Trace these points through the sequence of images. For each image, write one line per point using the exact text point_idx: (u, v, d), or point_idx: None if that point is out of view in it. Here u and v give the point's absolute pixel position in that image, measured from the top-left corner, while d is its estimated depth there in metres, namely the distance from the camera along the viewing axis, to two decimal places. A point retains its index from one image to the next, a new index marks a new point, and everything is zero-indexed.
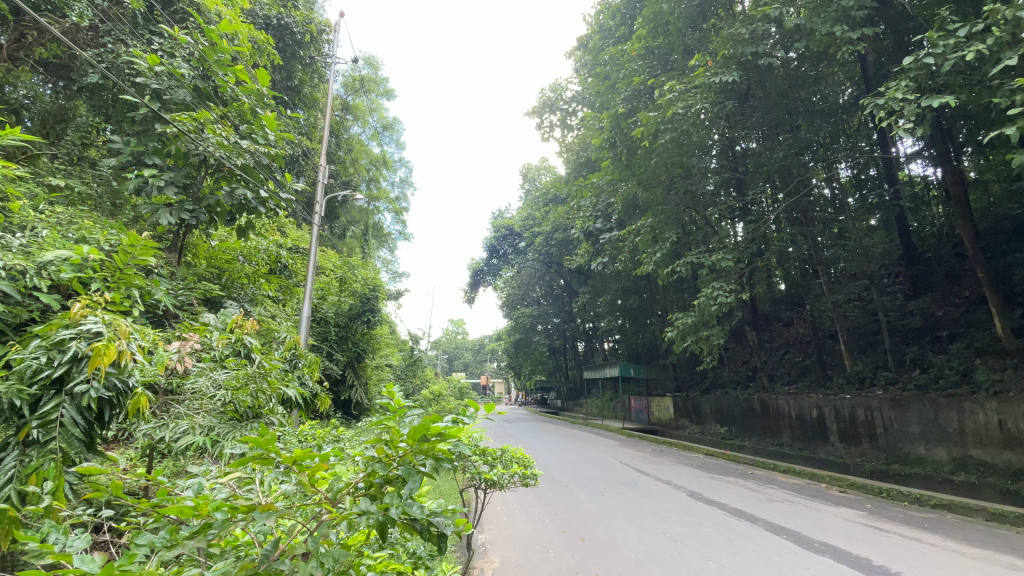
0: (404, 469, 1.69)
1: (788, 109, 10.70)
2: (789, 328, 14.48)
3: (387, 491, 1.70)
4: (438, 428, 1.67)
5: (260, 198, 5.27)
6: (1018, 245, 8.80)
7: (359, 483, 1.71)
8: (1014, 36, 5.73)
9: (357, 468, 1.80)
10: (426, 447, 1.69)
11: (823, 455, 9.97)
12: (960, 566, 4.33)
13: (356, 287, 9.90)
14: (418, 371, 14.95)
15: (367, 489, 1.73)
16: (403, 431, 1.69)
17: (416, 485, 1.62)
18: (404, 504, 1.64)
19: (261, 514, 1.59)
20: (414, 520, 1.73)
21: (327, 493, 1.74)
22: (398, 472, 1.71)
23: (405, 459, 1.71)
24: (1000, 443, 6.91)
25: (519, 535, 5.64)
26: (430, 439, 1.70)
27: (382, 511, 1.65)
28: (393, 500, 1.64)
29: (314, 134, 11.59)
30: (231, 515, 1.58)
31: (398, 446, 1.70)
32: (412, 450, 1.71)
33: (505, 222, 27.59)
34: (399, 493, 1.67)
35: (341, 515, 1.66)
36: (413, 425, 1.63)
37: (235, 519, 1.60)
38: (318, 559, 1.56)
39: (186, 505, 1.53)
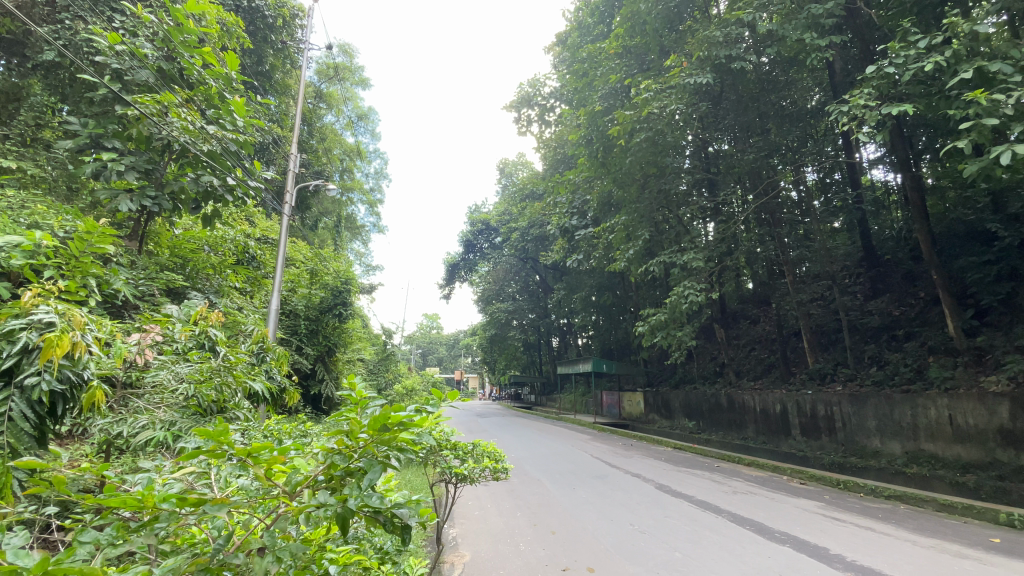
0: (363, 460, 1.65)
1: (759, 112, 10.97)
2: (755, 325, 14.90)
3: (347, 483, 1.66)
4: (400, 417, 1.63)
5: (227, 186, 5.09)
6: (970, 249, 9.20)
7: (318, 476, 1.66)
8: (970, 50, 5.99)
9: (316, 460, 1.75)
10: (387, 437, 1.66)
11: (785, 448, 10.35)
12: (912, 554, 4.54)
13: (328, 280, 9.74)
14: (391, 365, 14.77)
15: (327, 482, 1.69)
16: (363, 421, 1.65)
17: (377, 476, 1.57)
18: (363, 495, 1.60)
19: (212, 507, 1.53)
20: (376, 511, 1.70)
21: (285, 487, 1.69)
22: (358, 463, 1.67)
23: (365, 450, 1.66)
24: (951, 437, 7.27)
25: (490, 529, 5.65)
26: (392, 429, 1.66)
27: (340, 504, 1.61)
28: (352, 491, 1.59)
29: (286, 122, 11.30)
30: (179, 508, 1.52)
31: (358, 437, 1.65)
32: (374, 441, 1.67)
33: (482, 217, 27.52)
34: (359, 485, 1.63)
35: (298, 509, 1.61)
36: (373, 414, 1.58)
37: (184, 513, 1.55)
38: (274, 554, 1.52)
39: (133, 497, 1.47)
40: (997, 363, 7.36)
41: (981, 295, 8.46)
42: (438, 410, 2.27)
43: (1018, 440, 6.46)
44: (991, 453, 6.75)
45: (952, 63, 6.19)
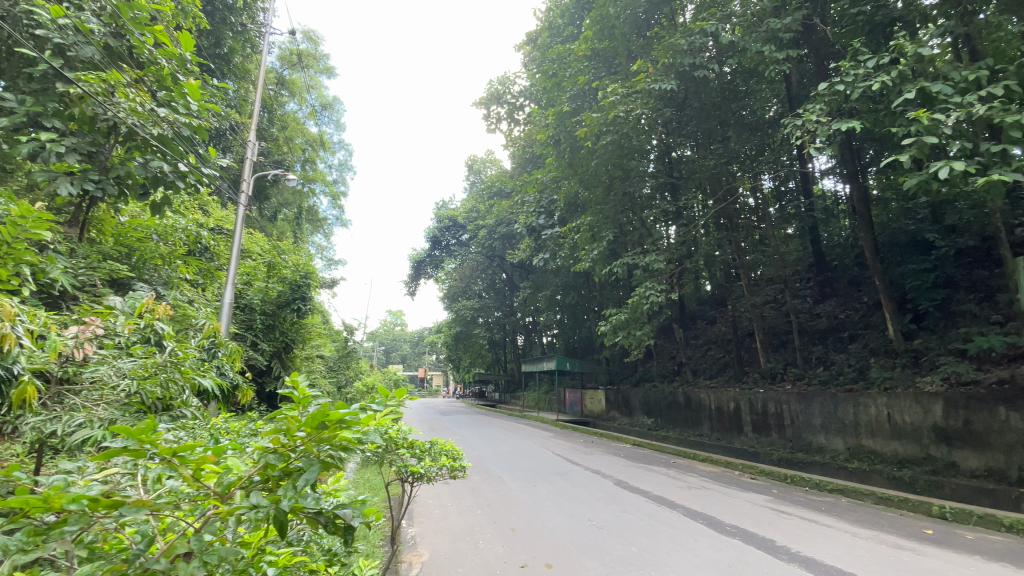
0: (300, 459, 1.60)
1: (720, 120, 11.32)
2: (712, 326, 15.40)
3: (283, 482, 1.60)
4: (341, 415, 1.58)
5: (179, 172, 4.75)
6: (909, 257, 9.77)
7: (253, 476, 1.59)
8: (914, 71, 6.34)
9: (249, 460, 1.68)
10: (326, 435, 1.60)
11: (737, 445, 10.76)
12: (851, 545, 4.79)
13: (286, 274, 9.38)
14: (351, 362, 14.43)
15: (262, 483, 1.62)
16: (300, 418, 1.59)
17: (313, 476, 1.53)
18: (296, 496, 1.55)
19: (130, 509, 1.43)
20: (317, 512, 1.66)
21: (216, 488, 1.60)
22: (295, 462, 1.62)
23: (302, 449, 1.62)
24: (889, 433, 7.72)
25: (448, 528, 5.58)
26: (331, 427, 1.60)
27: (274, 505, 1.55)
28: (286, 492, 1.54)
29: (244, 108, 10.81)
30: (92, 510, 1.40)
31: (294, 436, 1.60)
32: (312, 439, 1.61)
33: (449, 213, 27.29)
34: (295, 485, 1.57)
35: (228, 510, 1.53)
36: (311, 412, 1.53)
37: (98, 516, 1.43)
38: (201, 559, 1.43)
39: (37, 497, 1.33)
40: (931, 364, 7.85)
41: (918, 300, 9.00)
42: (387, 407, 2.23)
43: (949, 437, 6.91)
44: (923, 448, 7.21)
45: (898, 83, 6.54)
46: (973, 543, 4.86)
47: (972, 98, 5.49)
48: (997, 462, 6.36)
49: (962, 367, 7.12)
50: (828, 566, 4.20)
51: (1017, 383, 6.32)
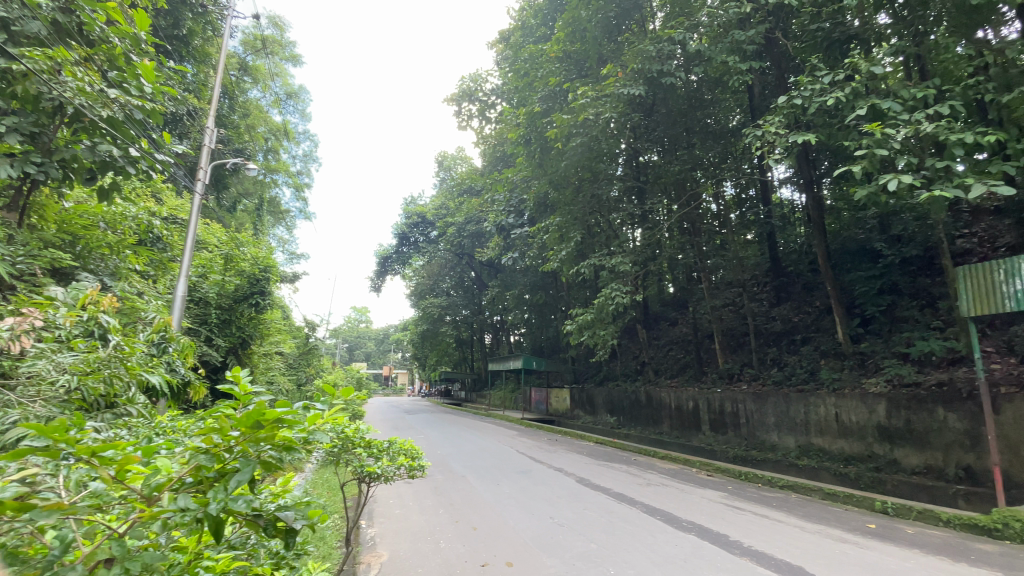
0: (235, 460, 1.58)
1: (686, 127, 11.60)
2: (674, 327, 15.81)
3: (216, 483, 1.57)
4: (277, 415, 1.58)
5: (131, 157, 4.46)
6: (857, 264, 10.31)
7: (184, 477, 1.55)
8: (865, 89, 6.67)
9: (179, 460, 1.63)
10: (261, 434, 1.59)
11: (694, 443, 11.11)
12: (800, 539, 5.00)
13: (244, 267, 9.01)
14: (312, 360, 14.03)
15: (195, 484, 1.58)
16: (234, 417, 1.58)
17: (246, 476, 1.51)
18: (226, 498, 1.52)
19: (43, 513, 1.31)
20: (256, 515, 1.65)
21: (142, 490, 1.53)
22: (229, 462, 1.59)
23: (237, 450, 1.60)
24: (836, 432, 8.12)
25: (409, 527, 5.50)
26: (266, 427, 1.60)
27: (203, 507, 1.53)
28: (217, 494, 1.51)
29: (203, 93, 10.31)
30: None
31: (227, 435, 1.58)
32: (247, 439, 1.59)
33: (418, 210, 26.93)
34: (226, 487, 1.54)
35: (154, 513, 1.47)
36: (245, 411, 1.53)
37: (6, 521, 1.32)
38: (124, 564, 1.37)
39: None
40: (876, 366, 8.28)
41: (865, 305, 9.48)
42: (331, 405, 2.25)
43: (892, 436, 7.30)
44: (868, 446, 7.60)
45: (852, 98, 6.86)
46: (911, 537, 5.15)
47: (920, 116, 5.82)
48: (934, 459, 6.75)
49: (905, 370, 7.54)
50: (778, 559, 4.37)
51: (954, 385, 6.73)
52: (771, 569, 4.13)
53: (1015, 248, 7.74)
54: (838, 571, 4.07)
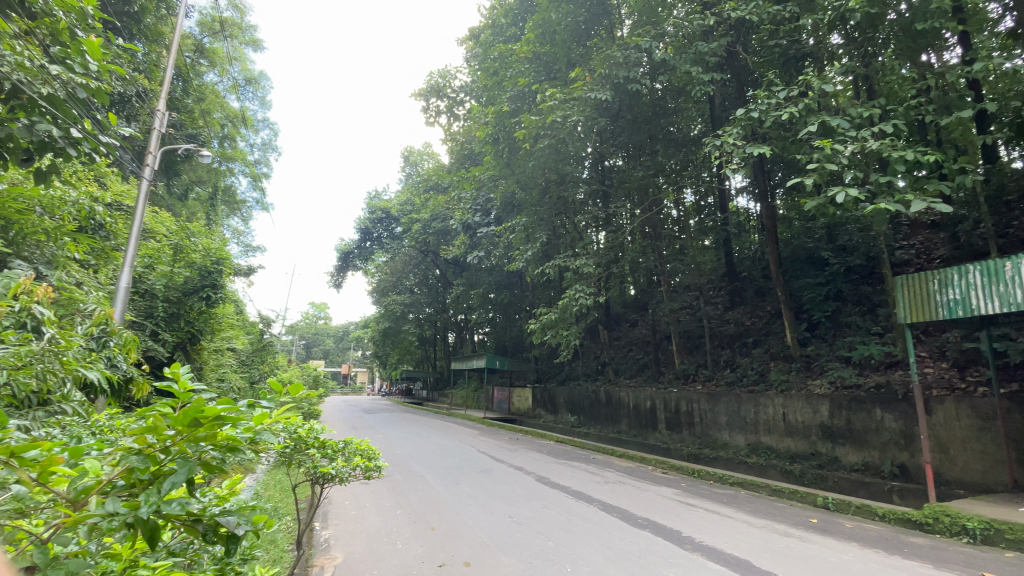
0: (171, 461, 1.50)
1: (650, 134, 11.87)
2: (634, 328, 16.17)
3: (150, 486, 1.49)
4: (217, 413, 1.51)
5: (74, 139, 3.90)
6: (805, 271, 10.83)
7: (115, 479, 1.46)
8: (817, 105, 7.01)
9: (110, 462, 1.54)
10: (199, 433, 1.52)
11: (651, 441, 11.41)
12: (748, 534, 5.21)
13: (194, 259, 8.57)
14: (266, 357, 13.51)
15: (127, 487, 1.50)
16: (170, 416, 1.51)
17: (182, 478, 1.44)
18: (160, 501, 1.44)
19: None
20: (194, 519, 1.58)
21: (68, 494, 1.44)
22: (165, 463, 1.51)
23: (173, 450, 1.53)
24: (783, 431, 8.52)
25: (364, 529, 5.38)
26: (205, 426, 1.53)
27: (134, 512, 1.44)
28: (148, 497, 1.43)
29: (155, 74, 9.75)
30: None
31: (162, 435, 1.50)
32: (184, 439, 1.52)
33: (382, 205, 26.42)
34: (160, 489, 1.46)
35: (79, 518, 1.38)
36: (182, 408, 1.46)
37: None
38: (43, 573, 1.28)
39: None
40: (821, 368, 8.73)
41: (812, 311, 9.97)
42: (282, 405, 2.17)
43: (834, 435, 7.71)
44: (812, 445, 8.01)
45: (805, 113, 7.20)
46: (849, 530, 5.46)
47: (866, 133, 6.18)
48: (872, 457, 7.18)
49: (846, 373, 7.99)
50: (727, 553, 4.54)
51: (890, 387, 7.19)
52: (720, 562, 4.29)
53: (947, 260, 8.33)
54: (782, 563, 4.26)
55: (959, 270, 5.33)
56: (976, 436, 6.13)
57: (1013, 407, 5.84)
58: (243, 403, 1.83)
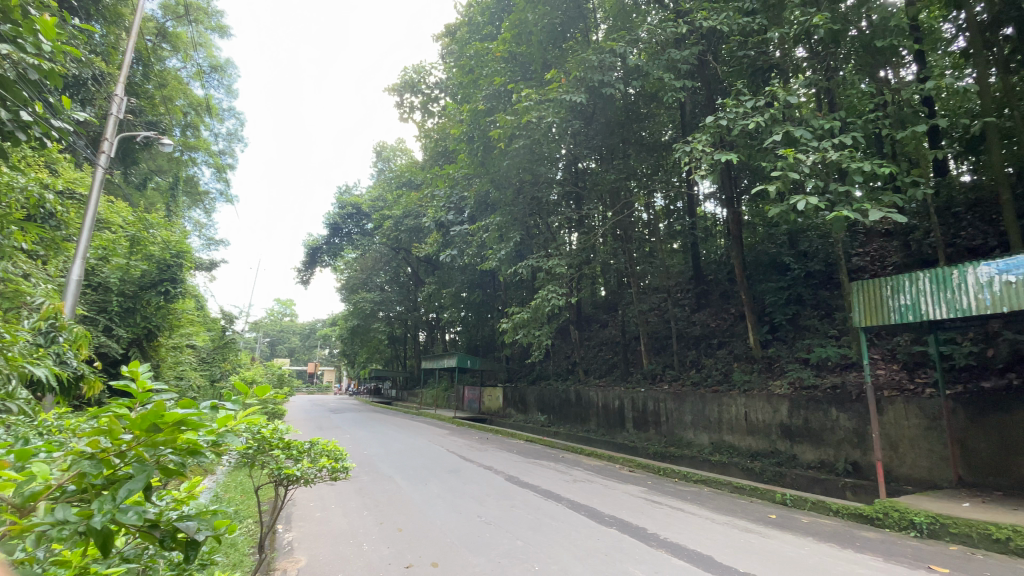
0: (127, 466, 1.45)
1: (622, 137, 12.04)
2: (604, 328, 16.40)
3: (103, 491, 1.43)
4: (178, 416, 1.46)
5: (21, 122, 3.59)
6: (767, 276, 11.22)
7: (66, 485, 1.40)
8: (781, 115, 7.26)
9: (59, 466, 1.46)
10: (158, 437, 1.47)
11: (619, 440, 11.60)
12: (711, 530, 5.35)
13: (153, 251, 8.21)
14: (229, 354, 13.07)
15: (80, 494, 1.43)
16: (126, 418, 1.45)
17: (139, 483, 1.38)
18: (115, 509, 1.38)
19: None
20: (151, 526, 1.52)
21: (13, 503, 1.36)
22: (120, 467, 1.46)
23: (129, 455, 1.47)
24: (744, 430, 8.80)
25: (329, 531, 5.26)
26: (163, 430, 1.47)
27: (86, 521, 1.37)
28: (102, 505, 1.36)
29: (112, 58, 9.29)
30: None
31: (118, 439, 1.45)
32: (141, 444, 1.47)
33: (352, 200, 25.93)
34: (114, 496, 1.40)
35: (24, 529, 1.31)
36: (140, 413, 1.40)
37: None
38: None
39: None
40: (781, 369, 9.05)
41: (774, 314, 10.32)
42: (245, 405, 2.10)
43: (793, 434, 8.01)
44: (772, 443, 8.31)
45: (770, 123, 7.45)
46: (806, 526, 5.67)
47: (827, 144, 6.45)
48: (828, 455, 7.49)
49: (805, 373, 8.30)
50: (691, 550, 4.64)
51: (845, 387, 7.51)
52: (684, 559, 4.39)
53: (899, 268, 8.75)
54: (743, 559, 4.39)
55: (910, 277, 5.62)
56: (923, 435, 6.47)
57: (957, 407, 6.19)
58: (205, 404, 1.77)
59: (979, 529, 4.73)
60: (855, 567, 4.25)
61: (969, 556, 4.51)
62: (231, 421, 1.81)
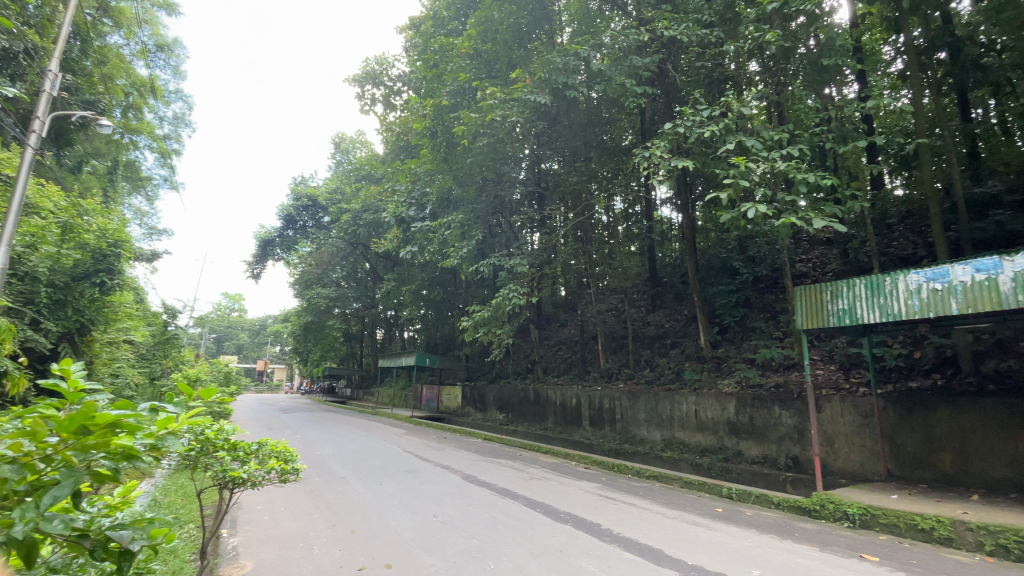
0: (54, 471, 1.36)
1: (584, 140, 12.23)
2: (563, 328, 16.60)
3: (26, 499, 1.33)
4: (112, 418, 1.38)
5: None
6: (718, 279, 11.69)
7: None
8: (735, 125, 7.58)
9: None
10: (90, 441, 1.38)
11: (576, 437, 11.79)
12: (661, 524, 5.52)
13: (88, 240, 7.65)
14: (170, 350, 12.35)
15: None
16: (54, 420, 1.36)
17: (67, 490, 1.29)
18: (39, 518, 1.28)
19: None
20: (81, 536, 1.43)
21: None
22: (45, 473, 1.36)
23: (56, 459, 1.38)
24: (694, 427, 9.14)
25: (277, 534, 5.07)
26: (97, 433, 1.39)
27: (6, 531, 1.27)
28: (24, 513, 1.26)
29: (45, 29, 8.57)
30: None
31: (43, 443, 1.35)
32: (70, 447, 1.37)
33: (309, 192, 25.07)
34: (37, 504, 1.30)
35: None
36: (69, 414, 1.31)
37: None
38: None
39: None
40: (729, 369, 9.46)
41: (724, 316, 10.75)
42: (188, 407, 2.00)
43: (739, 431, 8.39)
44: (720, 439, 8.67)
45: (724, 132, 7.76)
46: (749, 518, 5.95)
47: (775, 155, 6.79)
48: (770, 450, 7.89)
49: (751, 373, 8.70)
50: (642, 544, 4.77)
51: (787, 386, 7.93)
52: (635, 553, 4.50)
53: (838, 274, 9.30)
54: (690, 552, 4.55)
55: (847, 283, 5.99)
56: (857, 431, 6.91)
57: (887, 405, 6.64)
58: (144, 405, 1.67)
59: (904, 519, 5.09)
60: (794, 557, 4.49)
61: (895, 544, 4.85)
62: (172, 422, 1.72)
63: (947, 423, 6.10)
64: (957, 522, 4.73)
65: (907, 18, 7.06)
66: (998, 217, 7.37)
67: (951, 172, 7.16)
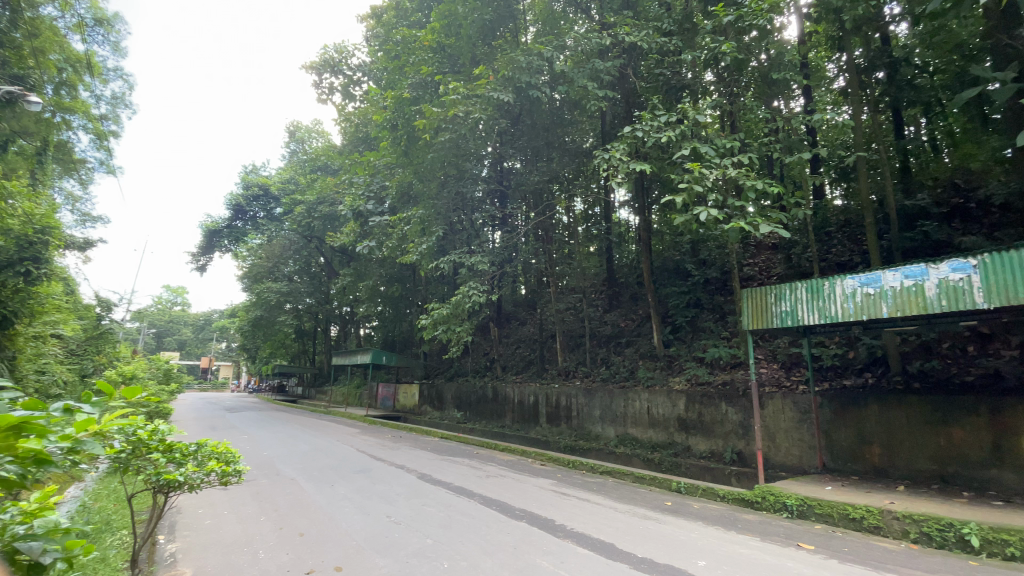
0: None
1: (546, 141, 12.34)
2: (523, 326, 16.68)
3: None
4: (14, 424, 1.35)
5: None
6: (672, 280, 12.08)
7: None
8: (690, 132, 7.85)
9: None
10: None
11: (532, 434, 11.91)
12: (613, 519, 5.65)
13: (11, 225, 7.00)
14: (103, 346, 11.49)
15: None
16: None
17: None
18: None
19: None
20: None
21: None
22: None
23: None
24: (647, 423, 9.43)
25: (219, 539, 4.83)
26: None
27: None
28: None
29: None
30: None
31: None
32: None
33: (260, 181, 24.00)
34: None
35: None
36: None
37: None
38: None
39: None
40: (680, 367, 9.80)
41: (676, 316, 11.13)
42: (103, 409, 1.93)
43: (688, 426, 8.72)
44: (670, 435, 8.99)
45: (680, 138, 8.02)
46: (697, 511, 6.19)
47: (727, 162, 7.09)
48: (717, 445, 8.25)
49: (700, 371, 9.05)
50: (594, 539, 4.87)
51: (734, 384, 8.30)
52: (588, 547, 4.59)
53: (782, 278, 9.82)
54: (641, 545, 4.69)
55: (790, 286, 6.34)
56: (796, 426, 7.33)
57: (823, 402, 7.08)
58: (53, 410, 1.64)
59: (838, 509, 5.44)
60: (737, 547, 4.72)
61: (829, 533, 5.17)
62: (90, 426, 1.71)
63: (877, 418, 6.56)
64: (885, 512, 5.08)
65: (850, 38, 7.53)
66: (925, 228, 7.99)
67: (885, 185, 7.69)
